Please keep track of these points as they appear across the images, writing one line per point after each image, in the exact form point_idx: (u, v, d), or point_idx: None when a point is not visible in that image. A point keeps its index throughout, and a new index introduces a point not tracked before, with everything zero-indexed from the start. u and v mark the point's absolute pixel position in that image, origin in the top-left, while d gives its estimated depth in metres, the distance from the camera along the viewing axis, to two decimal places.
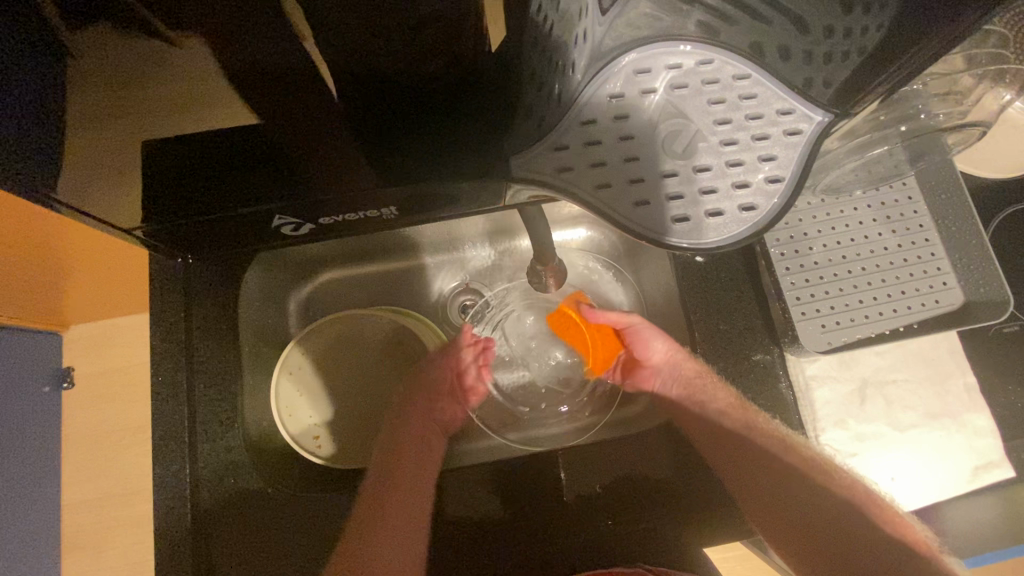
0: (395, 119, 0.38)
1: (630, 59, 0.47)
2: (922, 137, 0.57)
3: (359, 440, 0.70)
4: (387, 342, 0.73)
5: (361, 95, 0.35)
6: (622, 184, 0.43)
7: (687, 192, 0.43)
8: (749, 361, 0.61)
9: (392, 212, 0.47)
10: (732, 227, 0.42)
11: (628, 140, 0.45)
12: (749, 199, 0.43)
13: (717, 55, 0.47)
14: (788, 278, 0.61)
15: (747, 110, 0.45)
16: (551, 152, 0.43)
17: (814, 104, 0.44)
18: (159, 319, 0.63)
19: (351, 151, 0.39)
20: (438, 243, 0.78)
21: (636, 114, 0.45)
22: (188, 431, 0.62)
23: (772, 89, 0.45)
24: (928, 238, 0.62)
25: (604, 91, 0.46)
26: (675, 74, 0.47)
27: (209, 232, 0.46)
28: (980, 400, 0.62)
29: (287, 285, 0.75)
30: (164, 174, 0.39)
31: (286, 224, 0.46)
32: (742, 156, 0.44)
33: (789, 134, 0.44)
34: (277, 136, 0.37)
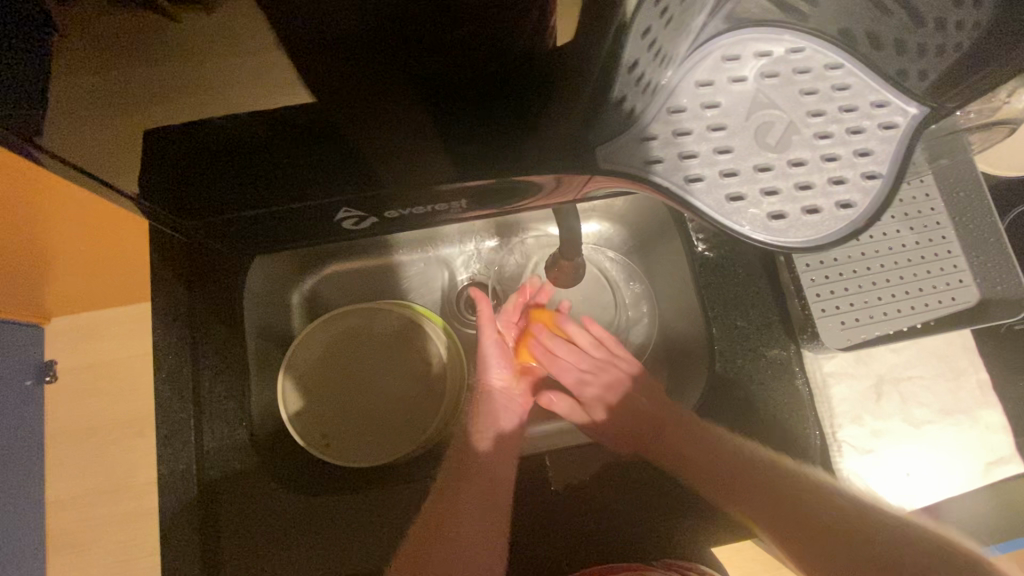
0: (433, 119, 0.35)
1: (722, 45, 0.48)
2: (944, 136, 0.57)
3: (368, 440, 0.68)
4: (394, 336, 0.71)
5: (407, 97, 0.33)
6: (716, 177, 0.44)
7: (783, 187, 0.43)
8: (765, 358, 0.61)
9: (462, 204, 0.46)
10: (830, 224, 0.42)
11: (721, 129, 0.45)
12: (846, 195, 0.43)
13: (808, 44, 0.48)
14: (808, 274, 0.60)
15: (840, 103, 0.46)
16: (640, 144, 0.44)
17: (907, 98, 0.46)
18: (164, 310, 0.61)
19: (401, 137, 0.37)
20: (445, 237, 0.77)
21: (729, 102, 0.46)
22: (193, 428, 0.59)
23: (864, 82, 0.47)
24: (944, 235, 0.62)
25: (691, 79, 0.47)
26: (765, 61, 0.48)
27: (263, 224, 0.45)
28: (992, 396, 0.62)
29: (291, 278, 0.73)
30: (189, 157, 0.37)
31: (350, 217, 0.45)
32: (838, 150, 0.44)
33: (885, 127, 0.45)
34: (326, 130, 0.36)
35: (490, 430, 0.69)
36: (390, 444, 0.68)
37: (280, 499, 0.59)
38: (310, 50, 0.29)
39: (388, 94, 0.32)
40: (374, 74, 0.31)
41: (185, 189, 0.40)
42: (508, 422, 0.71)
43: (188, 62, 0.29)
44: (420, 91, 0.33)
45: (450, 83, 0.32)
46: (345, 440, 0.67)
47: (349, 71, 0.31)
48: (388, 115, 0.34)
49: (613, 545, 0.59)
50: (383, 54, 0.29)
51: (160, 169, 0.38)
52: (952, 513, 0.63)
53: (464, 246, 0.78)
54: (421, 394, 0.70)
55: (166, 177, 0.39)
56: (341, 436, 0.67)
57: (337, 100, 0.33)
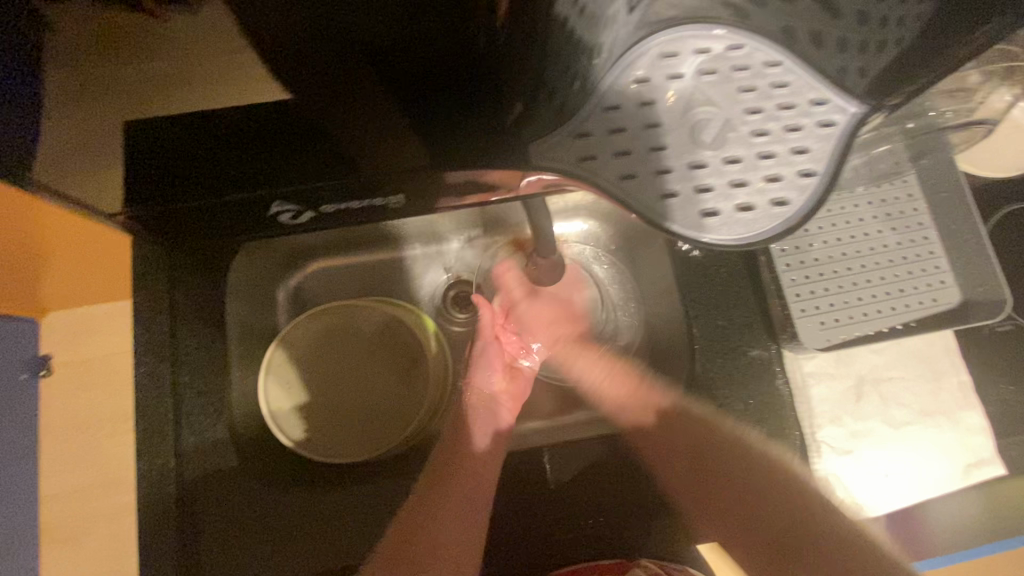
0: (397, 113, 0.36)
1: (657, 44, 0.48)
2: (923, 136, 0.58)
3: (348, 438, 0.68)
4: (378, 332, 0.71)
5: (367, 85, 0.33)
6: (648, 174, 0.43)
7: (717, 185, 0.43)
8: (746, 358, 0.61)
9: (401, 200, 0.43)
10: (764, 222, 0.42)
11: (655, 127, 0.45)
12: (780, 193, 0.43)
13: (747, 42, 0.48)
14: (788, 274, 0.61)
15: (778, 101, 0.46)
16: (573, 139, 0.43)
17: (847, 96, 0.46)
18: (145, 307, 0.61)
19: (363, 133, 0.37)
20: (429, 234, 0.77)
21: (662, 99, 0.45)
22: (174, 423, 0.60)
23: (804, 79, 0.47)
24: (927, 236, 0.61)
25: (627, 77, 0.47)
26: (702, 59, 0.47)
27: (207, 221, 0.43)
28: (973, 398, 0.62)
29: (275, 275, 0.73)
30: (161, 156, 0.37)
31: (285, 212, 0.42)
32: (773, 148, 0.44)
33: (822, 126, 0.45)
34: (291, 124, 0.36)
35: (487, 433, 0.65)
36: (376, 439, 0.68)
37: (260, 492, 0.59)
38: (273, 40, 0.30)
39: (351, 83, 0.33)
40: (335, 62, 0.31)
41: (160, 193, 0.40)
42: (505, 420, 0.67)
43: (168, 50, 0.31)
44: (384, 81, 0.33)
45: (408, 72, 0.33)
46: (324, 437, 0.67)
47: (311, 61, 0.31)
48: (351, 107, 0.35)
49: (591, 544, 0.59)
50: (343, 41, 0.30)
51: (140, 174, 0.38)
52: (933, 515, 0.63)
53: (449, 243, 0.78)
54: (404, 387, 0.71)
55: (144, 184, 0.38)
56: (321, 434, 0.67)
57: (301, 89, 0.34)
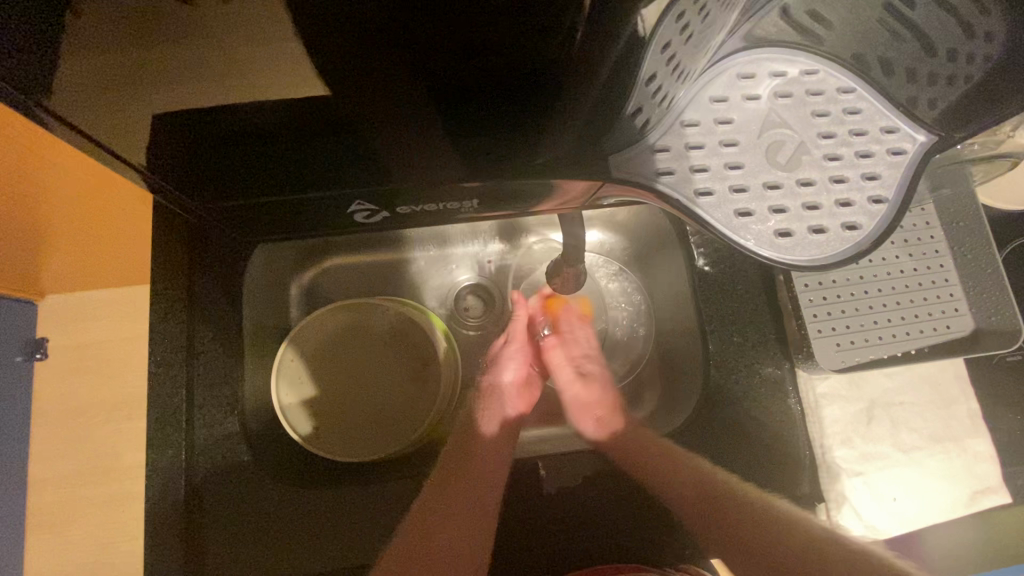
0: (435, 119, 0.35)
1: (736, 62, 0.48)
2: (944, 167, 0.59)
3: (364, 436, 0.68)
4: (391, 333, 0.71)
5: (408, 95, 0.33)
6: (725, 192, 0.44)
7: (791, 206, 0.44)
8: (760, 375, 0.62)
9: (471, 204, 0.44)
10: (837, 244, 0.43)
11: (733, 146, 0.45)
12: (852, 217, 0.44)
13: (822, 67, 0.49)
14: (805, 294, 0.61)
15: (851, 127, 0.47)
16: (652, 154, 0.44)
17: (917, 125, 0.47)
18: (163, 295, 0.61)
19: (413, 133, 0.36)
20: (447, 237, 0.77)
21: (741, 118, 0.46)
22: (185, 414, 0.59)
23: (875, 107, 0.48)
24: (943, 263, 0.62)
25: (706, 96, 0.47)
26: (778, 82, 0.48)
27: (268, 212, 0.44)
28: (981, 426, 0.63)
29: (289, 270, 0.73)
30: (197, 139, 0.37)
31: (361, 208, 0.43)
32: (846, 173, 0.45)
33: (893, 153, 0.46)
34: (334, 126, 0.36)
35: (493, 422, 0.69)
36: (387, 437, 0.68)
37: (269, 488, 0.59)
38: (330, 54, 0.29)
39: (390, 87, 0.32)
40: (382, 69, 0.31)
41: (189, 169, 0.40)
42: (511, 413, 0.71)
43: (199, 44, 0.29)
44: (429, 92, 0.33)
45: (450, 84, 0.32)
46: (338, 433, 0.67)
47: (359, 64, 0.30)
48: (394, 113, 0.34)
49: (598, 556, 0.58)
50: (391, 41, 0.28)
51: (171, 148, 0.38)
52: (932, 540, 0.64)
53: (464, 247, 0.78)
54: (415, 389, 0.70)
55: (192, 155, 0.39)
56: (335, 430, 0.67)
57: (340, 89, 0.33)
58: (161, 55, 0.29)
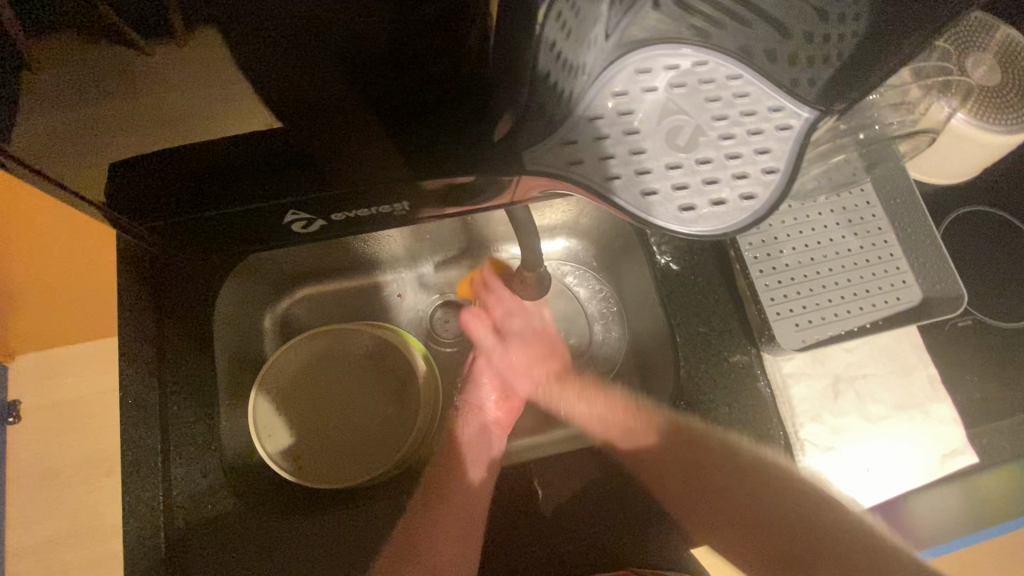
0: (377, 124, 0.38)
1: (632, 60, 0.50)
2: (873, 145, 0.65)
3: (342, 461, 0.67)
4: (369, 356, 0.72)
5: (340, 106, 0.36)
6: (630, 175, 0.46)
7: (692, 183, 0.46)
8: (727, 362, 0.64)
9: (404, 208, 0.45)
10: (736, 214, 0.45)
11: (634, 134, 0.47)
12: (748, 188, 0.46)
13: (712, 57, 0.51)
14: (761, 280, 0.63)
15: (741, 108, 0.49)
16: (562, 147, 0.45)
17: (801, 102, 0.49)
18: (131, 337, 0.60)
19: (374, 145, 0.39)
20: (415, 259, 0.79)
21: (639, 109, 0.48)
22: (162, 455, 0.59)
23: (763, 89, 0.50)
24: (886, 239, 0.65)
25: (605, 91, 0.49)
26: (672, 75, 0.50)
27: (204, 233, 0.45)
28: (941, 390, 0.65)
29: (262, 304, 0.73)
30: (150, 175, 0.39)
31: (299, 221, 0.44)
32: (739, 149, 0.47)
33: (780, 130, 0.48)
34: (265, 150, 0.39)
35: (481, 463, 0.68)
36: (367, 461, 0.68)
37: (252, 521, 0.58)
38: (274, 83, 0.34)
39: (322, 99, 0.36)
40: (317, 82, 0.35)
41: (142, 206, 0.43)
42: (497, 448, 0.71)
43: (148, 91, 0.33)
44: (366, 101, 0.36)
45: (376, 91, 0.36)
46: (314, 460, 0.67)
47: (296, 74, 0.34)
48: (338, 123, 0.37)
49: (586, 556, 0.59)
50: (319, 51, 0.33)
51: (122, 187, 0.40)
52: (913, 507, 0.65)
53: (434, 266, 0.80)
54: (396, 412, 0.70)
55: (137, 191, 0.40)
56: (312, 457, 0.67)
57: (283, 111, 0.36)
58: (115, 86, 0.33)
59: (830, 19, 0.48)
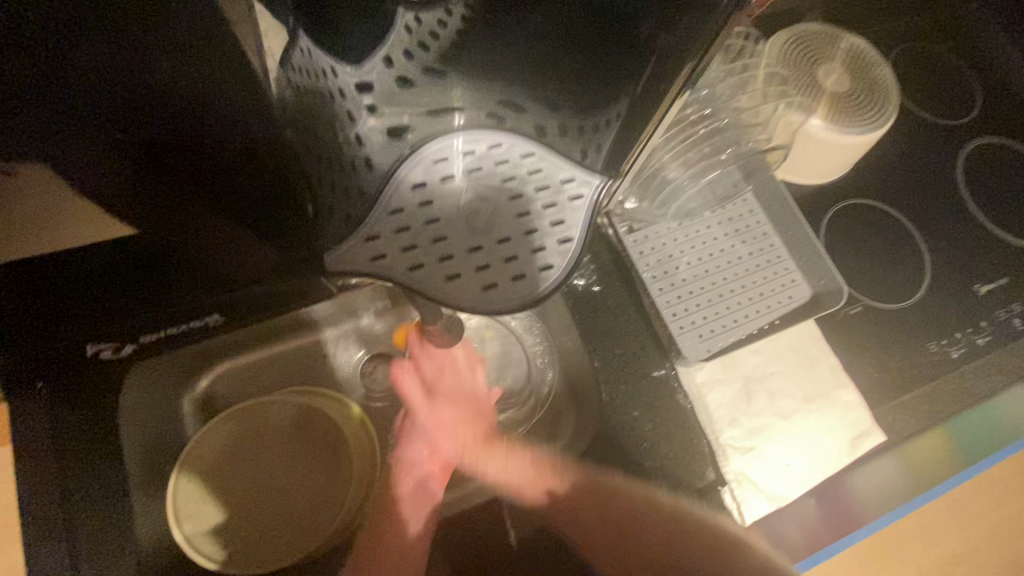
0: (239, 231, 0.44)
1: (431, 147, 0.44)
2: (745, 158, 0.69)
3: (277, 541, 0.65)
4: (293, 427, 0.70)
5: (207, 229, 0.43)
6: (433, 263, 0.40)
7: (493, 261, 0.41)
8: (645, 379, 0.65)
9: (217, 317, 0.52)
10: (533, 288, 0.40)
11: (435, 223, 0.42)
12: (544, 258, 0.41)
13: (503, 136, 0.45)
14: (663, 298, 0.67)
15: (533, 181, 0.44)
16: (364, 243, 0.41)
17: (590, 168, 0.44)
18: (31, 448, 0.58)
19: (246, 242, 0.45)
20: (334, 317, 0.77)
21: (441, 197, 0.43)
22: (73, 568, 0.56)
23: (556, 162, 0.45)
24: (772, 243, 0.70)
25: (399, 187, 0.43)
26: (468, 159, 0.44)
27: (65, 352, 0.49)
28: (843, 377, 0.70)
29: (174, 389, 0.70)
30: (1, 301, 0.42)
31: (108, 349, 0.50)
32: (534, 221, 0.42)
33: (572, 200, 0.43)
34: (144, 266, 0.44)
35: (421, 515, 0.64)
36: (303, 536, 0.65)
37: None
38: (71, 169, 0.35)
39: (178, 221, 0.41)
40: (126, 165, 0.36)
41: (5, 316, 0.43)
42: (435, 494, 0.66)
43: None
44: (225, 212, 0.42)
45: (184, 168, 0.38)
46: (246, 545, 0.64)
47: (165, 221, 0.41)
48: (201, 227, 0.43)
49: None
50: (141, 165, 0.37)
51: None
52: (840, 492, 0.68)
53: (356, 321, 0.79)
54: (325, 480, 0.68)
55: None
56: (243, 542, 0.64)
57: (124, 214, 0.39)
58: None
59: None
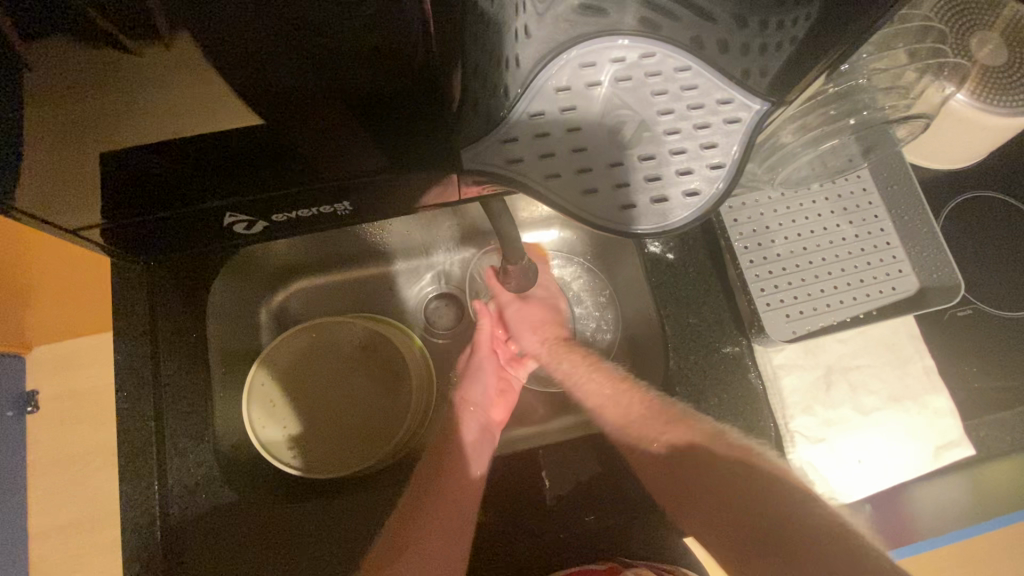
0: (359, 129, 0.37)
1: (574, 55, 0.50)
2: (865, 130, 0.61)
3: (337, 453, 0.68)
4: (362, 349, 0.73)
5: (302, 97, 0.34)
6: (572, 174, 0.46)
7: (633, 180, 0.46)
8: (717, 353, 0.62)
9: (345, 208, 0.45)
10: (678, 212, 0.45)
11: (576, 131, 0.47)
12: (692, 185, 0.45)
13: (658, 49, 0.50)
14: (751, 271, 0.63)
15: (688, 101, 0.48)
16: (501, 144, 0.46)
17: (752, 93, 0.47)
18: (127, 333, 0.62)
19: (363, 143, 0.39)
20: (407, 250, 0.78)
21: (583, 105, 0.48)
22: (158, 446, 0.60)
23: (713, 81, 0.48)
24: (882, 227, 0.64)
25: (548, 87, 0.49)
26: (619, 67, 0.49)
27: (161, 232, 0.44)
28: (938, 381, 0.64)
29: (255, 296, 0.74)
30: (119, 182, 0.39)
31: (239, 222, 0.45)
32: (684, 145, 0.46)
33: (728, 122, 0.47)
34: (256, 135, 0.37)
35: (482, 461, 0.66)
36: (362, 451, 0.69)
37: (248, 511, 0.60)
38: (214, 42, 0.30)
39: (278, 93, 0.34)
40: (248, 28, 0.30)
41: (121, 198, 0.40)
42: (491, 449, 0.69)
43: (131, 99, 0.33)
44: (345, 101, 0.35)
45: (343, 101, 0.35)
46: (311, 451, 0.68)
47: (254, 83, 0.33)
48: (320, 124, 0.37)
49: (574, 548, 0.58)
50: (266, 19, 0.29)
51: (103, 187, 0.39)
52: (909, 499, 0.65)
53: (428, 257, 0.80)
54: (390, 404, 0.71)
55: (105, 200, 0.40)
56: (307, 448, 0.68)
57: (228, 73, 0.32)
58: (100, 89, 0.32)
59: (788, 4, 0.43)
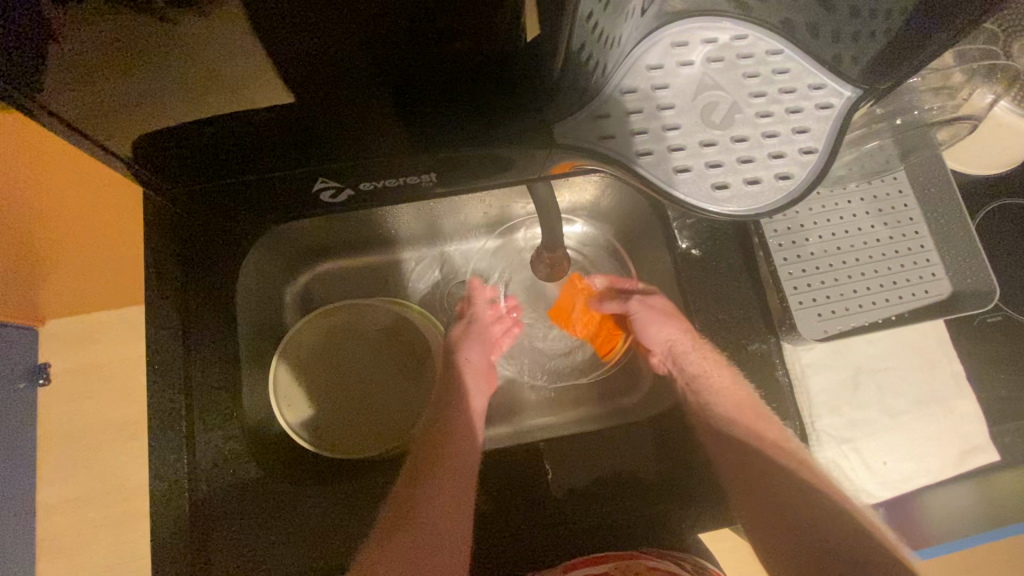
0: (447, 93, 0.38)
1: (669, 33, 0.50)
2: (911, 131, 0.62)
3: (361, 433, 0.70)
4: (386, 332, 0.74)
5: (370, 75, 0.35)
6: (664, 152, 0.46)
7: (727, 161, 0.46)
8: (747, 350, 0.61)
9: (429, 180, 0.45)
10: (770, 195, 0.45)
11: (669, 108, 0.47)
12: (784, 168, 0.46)
13: (750, 31, 0.50)
14: (785, 268, 0.62)
15: (781, 85, 0.48)
16: (593, 120, 0.45)
17: (844, 80, 0.48)
18: (158, 305, 0.61)
19: (447, 110, 0.39)
20: (435, 237, 0.78)
21: (676, 83, 0.48)
22: (186, 420, 0.60)
23: (804, 66, 0.49)
24: (918, 230, 0.64)
25: (643, 63, 0.49)
26: (710, 48, 0.50)
27: (226, 200, 0.44)
28: (965, 386, 0.64)
29: (282, 278, 0.73)
30: (189, 143, 0.39)
31: (327, 189, 0.44)
32: (777, 128, 0.47)
33: (821, 108, 0.48)
34: (346, 97, 0.37)
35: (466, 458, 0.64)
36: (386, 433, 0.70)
37: (273, 489, 0.60)
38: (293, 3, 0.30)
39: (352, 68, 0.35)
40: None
41: (189, 160, 0.40)
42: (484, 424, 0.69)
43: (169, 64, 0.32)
44: (434, 64, 0.35)
45: (429, 64, 0.35)
46: (337, 431, 0.69)
47: (327, 61, 0.34)
48: (411, 87, 0.37)
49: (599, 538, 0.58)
50: None
51: (167, 144, 0.38)
52: (928, 502, 0.65)
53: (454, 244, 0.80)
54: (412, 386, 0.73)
55: (166, 157, 0.39)
56: (333, 429, 0.69)
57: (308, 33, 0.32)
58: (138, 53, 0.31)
59: None
